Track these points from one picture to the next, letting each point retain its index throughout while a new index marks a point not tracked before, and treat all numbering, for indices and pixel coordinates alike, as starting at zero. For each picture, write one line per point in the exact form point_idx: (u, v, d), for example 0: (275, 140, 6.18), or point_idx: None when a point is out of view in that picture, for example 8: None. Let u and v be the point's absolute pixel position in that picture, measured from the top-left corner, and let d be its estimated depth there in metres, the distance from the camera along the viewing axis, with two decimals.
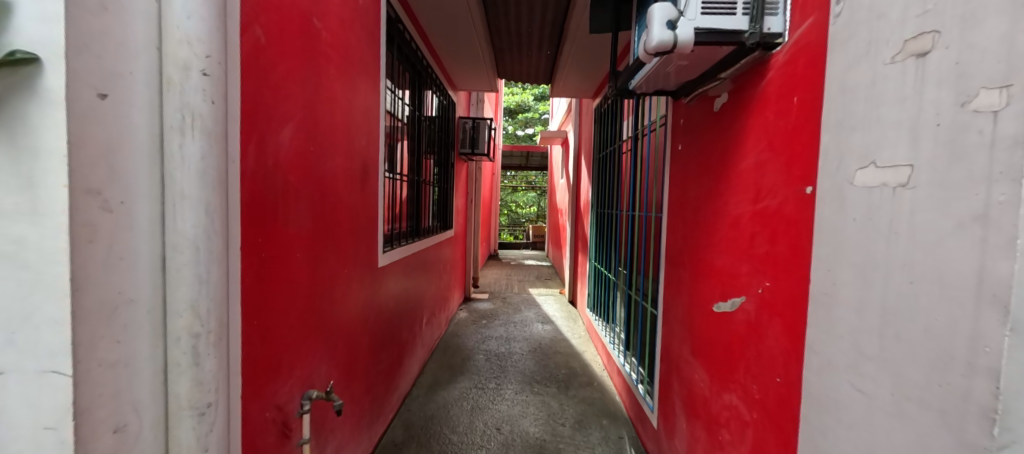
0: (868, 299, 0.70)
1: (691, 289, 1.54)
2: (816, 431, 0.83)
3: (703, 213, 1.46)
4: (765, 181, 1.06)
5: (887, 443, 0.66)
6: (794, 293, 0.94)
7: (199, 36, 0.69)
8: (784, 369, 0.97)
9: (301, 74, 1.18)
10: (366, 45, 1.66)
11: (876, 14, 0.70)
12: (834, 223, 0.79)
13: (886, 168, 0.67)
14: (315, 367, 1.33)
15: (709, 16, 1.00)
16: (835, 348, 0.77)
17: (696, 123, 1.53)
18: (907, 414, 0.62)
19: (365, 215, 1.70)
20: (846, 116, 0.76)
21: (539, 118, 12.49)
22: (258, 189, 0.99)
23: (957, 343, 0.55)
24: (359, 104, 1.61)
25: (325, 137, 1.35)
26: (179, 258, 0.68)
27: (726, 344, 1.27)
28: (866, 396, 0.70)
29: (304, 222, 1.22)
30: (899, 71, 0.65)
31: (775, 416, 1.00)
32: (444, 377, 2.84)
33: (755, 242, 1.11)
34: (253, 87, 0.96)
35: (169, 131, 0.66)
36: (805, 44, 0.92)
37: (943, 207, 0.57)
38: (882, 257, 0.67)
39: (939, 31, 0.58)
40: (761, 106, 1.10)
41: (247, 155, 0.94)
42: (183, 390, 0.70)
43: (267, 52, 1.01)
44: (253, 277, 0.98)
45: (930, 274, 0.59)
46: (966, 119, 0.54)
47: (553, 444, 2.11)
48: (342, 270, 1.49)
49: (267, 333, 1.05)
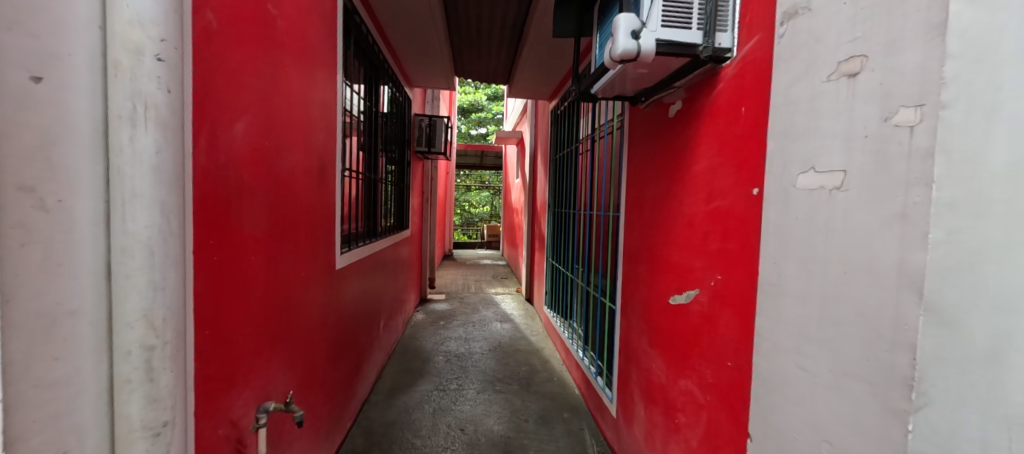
0: (810, 288, 0.79)
1: (649, 284, 1.64)
2: (765, 408, 0.93)
3: (660, 212, 1.56)
4: (717, 183, 1.17)
5: (829, 415, 0.75)
6: (744, 284, 1.04)
7: (153, 18, 0.62)
8: (736, 355, 1.07)
9: (255, 64, 1.09)
10: (323, 32, 1.56)
11: (814, 37, 0.79)
12: (779, 220, 0.88)
13: (824, 172, 0.77)
14: (271, 377, 1.24)
15: (669, 29, 1.08)
16: (782, 333, 0.87)
17: (652, 127, 1.63)
18: (845, 387, 0.72)
19: (322, 215, 1.62)
20: (789, 127, 0.86)
21: (493, 118, 12.62)
22: (210, 187, 0.90)
23: (884, 323, 0.65)
24: (316, 97, 1.52)
25: (282, 132, 1.26)
26: (128, 264, 0.61)
27: (681, 334, 1.38)
28: (809, 373, 0.80)
29: (259, 221, 1.13)
30: (833, 88, 0.75)
31: (728, 398, 1.10)
32: (404, 381, 2.76)
33: (709, 239, 1.21)
34: (204, 75, 0.87)
35: (117, 121, 0.59)
36: (752, 60, 1.03)
37: (871, 208, 0.67)
38: (821, 251, 0.77)
39: (867, 55, 0.69)
40: (712, 115, 1.20)
41: (198, 149, 0.86)
42: (135, 410, 0.63)
43: (219, 37, 0.92)
44: (204, 282, 0.89)
45: (861, 264, 0.69)
46: (889, 132, 0.65)
47: (518, 440, 2.14)
48: (299, 272, 1.40)
49: (221, 342, 0.96)
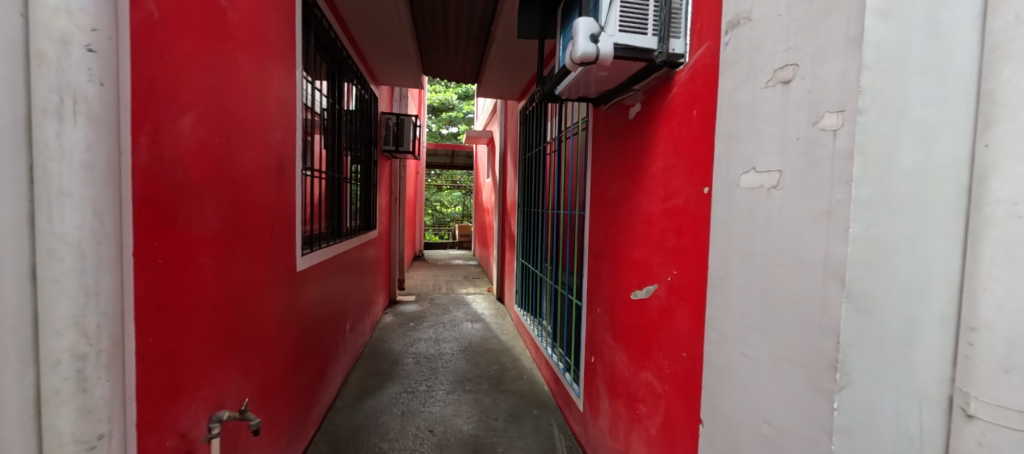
0: (752, 280, 0.85)
1: (612, 281, 1.69)
2: (715, 395, 0.99)
3: (621, 211, 1.62)
4: (673, 183, 1.23)
5: (768, 398, 0.82)
6: (697, 279, 1.11)
7: (83, 6, 0.59)
8: (690, 345, 1.13)
9: (204, 56, 1.04)
10: (280, 26, 1.50)
11: (754, 47, 0.86)
12: (726, 218, 0.94)
13: (763, 172, 0.83)
14: (225, 384, 1.18)
15: (626, 34, 1.13)
16: (729, 323, 0.93)
17: (614, 129, 1.69)
18: (782, 371, 0.78)
19: (281, 215, 1.56)
20: (733, 130, 0.92)
21: (463, 118, 12.54)
22: (152, 187, 0.85)
23: (813, 310, 0.71)
24: (272, 92, 1.46)
25: (235, 129, 1.20)
26: (56, 267, 0.58)
27: (641, 328, 1.44)
28: (752, 360, 0.86)
29: (210, 221, 1.08)
30: (770, 94, 0.81)
31: (684, 387, 1.16)
32: (372, 385, 2.70)
33: (665, 236, 1.27)
34: (145, 67, 0.82)
35: (41, 115, 0.55)
36: (702, 65, 1.09)
37: (802, 205, 0.73)
38: (761, 246, 0.83)
39: (797, 64, 0.75)
40: (668, 117, 1.27)
41: (138, 146, 0.81)
42: (66, 423, 0.60)
43: (162, 28, 0.87)
44: (148, 287, 0.84)
45: (794, 257, 0.75)
46: (815, 136, 0.71)
47: (487, 439, 2.16)
48: (256, 274, 1.34)
49: (167, 350, 0.91)
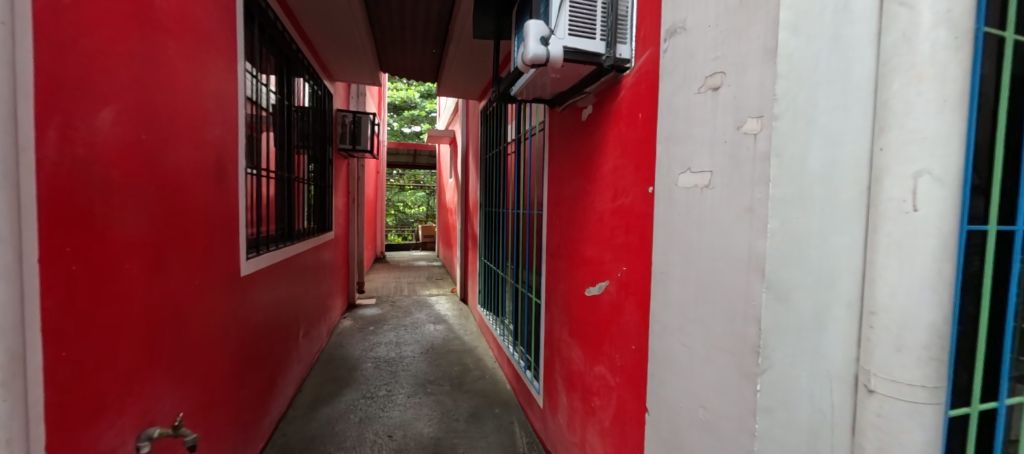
0: (689, 274, 0.92)
1: (568, 278, 1.74)
2: (659, 383, 1.05)
3: (576, 210, 1.67)
4: (621, 183, 1.29)
5: (703, 383, 0.88)
6: (643, 274, 1.17)
7: None
8: (638, 338, 1.19)
9: (126, 44, 0.95)
10: (217, 15, 1.41)
11: (689, 54, 0.92)
12: (667, 215, 1.00)
13: (697, 173, 0.89)
14: (155, 399, 1.09)
15: (575, 38, 1.17)
16: (670, 315, 0.99)
17: (569, 130, 1.74)
18: (714, 357, 0.84)
19: (221, 216, 1.46)
20: (672, 132, 0.98)
21: (426, 117, 12.33)
22: (63, 186, 0.77)
23: (739, 299, 0.77)
24: (209, 85, 1.36)
25: (164, 124, 1.12)
26: None
27: (595, 323, 1.49)
28: (689, 348, 0.92)
29: (136, 224, 0.99)
30: (702, 100, 0.87)
31: (632, 377, 1.22)
32: (327, 392, 2.59)
33: (615, 234, 1.33)
34: (52, 54, 0.74)
35: None
36: (646, 71, 1.15)
37: (729, 203, 0.80)
38: (696, 242, 0.89)
39: (725, 72, 0.81)
40: (617, 120, 1.32)
41: (45, 141, 0.73)
42: None
43: (74, 12, 0.80)
44: (59, 296, 0.77)
45: (723, 251, 0.81)
46: (740, 139, 0.78)
47: (448, 440, 2.14)
48: (192, 280, 1.25)
49: (84, 364, 0.83)
